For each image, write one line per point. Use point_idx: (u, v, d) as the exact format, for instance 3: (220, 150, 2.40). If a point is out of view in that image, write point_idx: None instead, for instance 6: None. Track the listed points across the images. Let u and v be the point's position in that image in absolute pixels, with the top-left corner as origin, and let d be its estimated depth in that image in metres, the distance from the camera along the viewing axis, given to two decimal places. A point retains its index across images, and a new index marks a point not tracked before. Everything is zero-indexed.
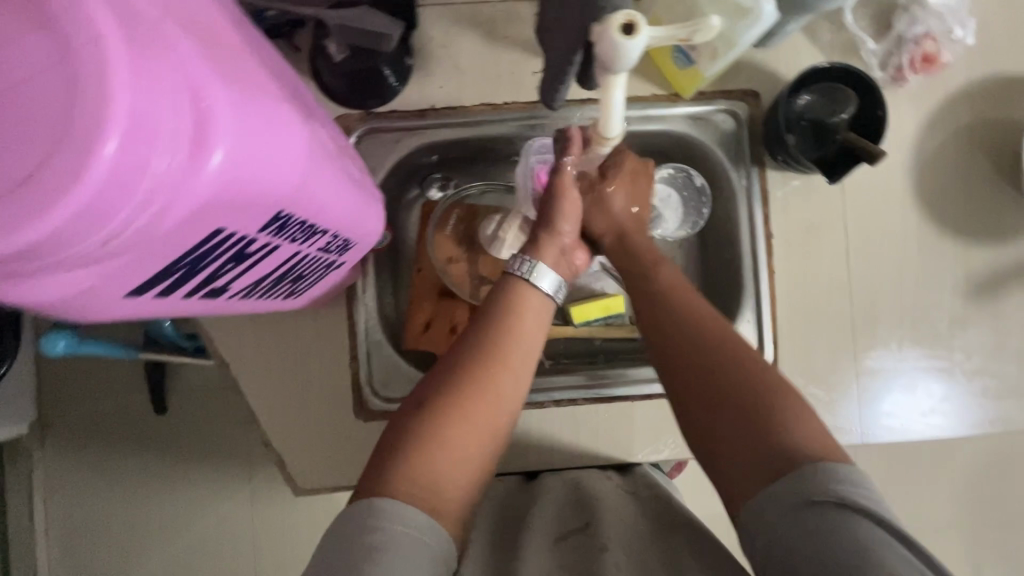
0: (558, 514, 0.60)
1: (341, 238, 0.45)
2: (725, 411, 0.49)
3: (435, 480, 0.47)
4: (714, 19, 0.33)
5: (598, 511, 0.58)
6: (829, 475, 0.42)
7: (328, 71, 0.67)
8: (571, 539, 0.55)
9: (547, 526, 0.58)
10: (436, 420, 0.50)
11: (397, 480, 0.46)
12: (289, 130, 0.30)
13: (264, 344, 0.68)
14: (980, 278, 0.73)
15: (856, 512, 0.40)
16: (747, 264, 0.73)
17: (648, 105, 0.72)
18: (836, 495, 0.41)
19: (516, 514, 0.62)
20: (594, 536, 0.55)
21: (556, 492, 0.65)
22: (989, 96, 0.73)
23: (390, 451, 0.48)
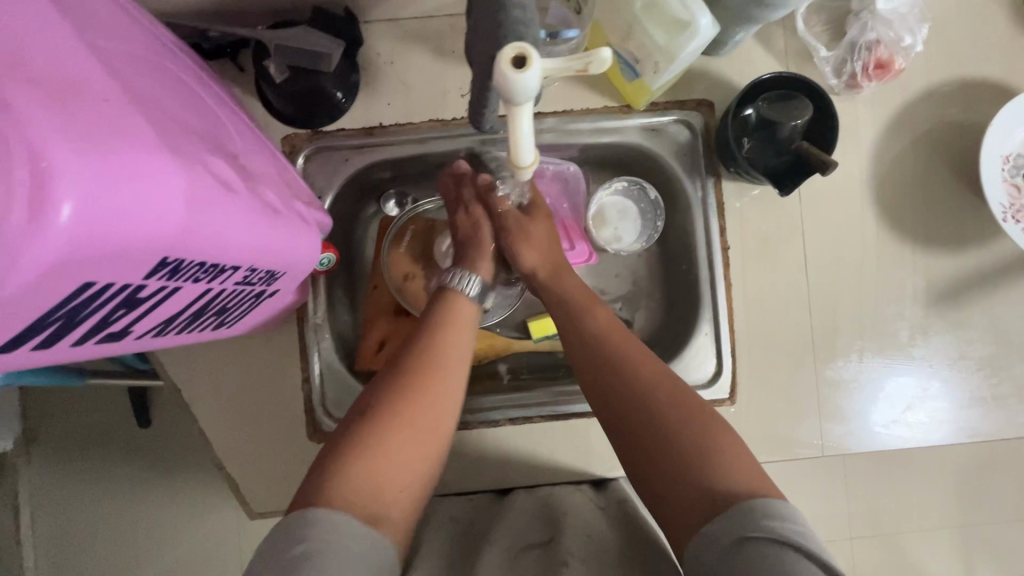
0: (520, 528, 0.58)
1: (261, 270, 0.44)
2: (657, 444, 0.48)
3: (375, 492, 0.46)
4: (607, 50, 0.32)
5: (561, 526, 0.56)
6: (757, 507, 0.41)
7: (273, 94, 0.66)
8: (530, 553, 0.53)
9: (509, 540, 0.56)
10: (374, 432, 0.48)
11: (335, 490, 0.44)
12: (165, 177, 0.29)
13: (215, 368, 0.67)
14: (942, 285, 0.72)
15: (792, 546, 0.39)
16: (705, 276, 0.72)
17: (600, 117, 0.71)
18: (765, 530, 0.40)
19: (474, 532, 0.60)
20: (557, 548, 0.53)
21: (517, 510, 0.62)
22: (946, 101, 0.72)
23: (328, 462, 0.47)
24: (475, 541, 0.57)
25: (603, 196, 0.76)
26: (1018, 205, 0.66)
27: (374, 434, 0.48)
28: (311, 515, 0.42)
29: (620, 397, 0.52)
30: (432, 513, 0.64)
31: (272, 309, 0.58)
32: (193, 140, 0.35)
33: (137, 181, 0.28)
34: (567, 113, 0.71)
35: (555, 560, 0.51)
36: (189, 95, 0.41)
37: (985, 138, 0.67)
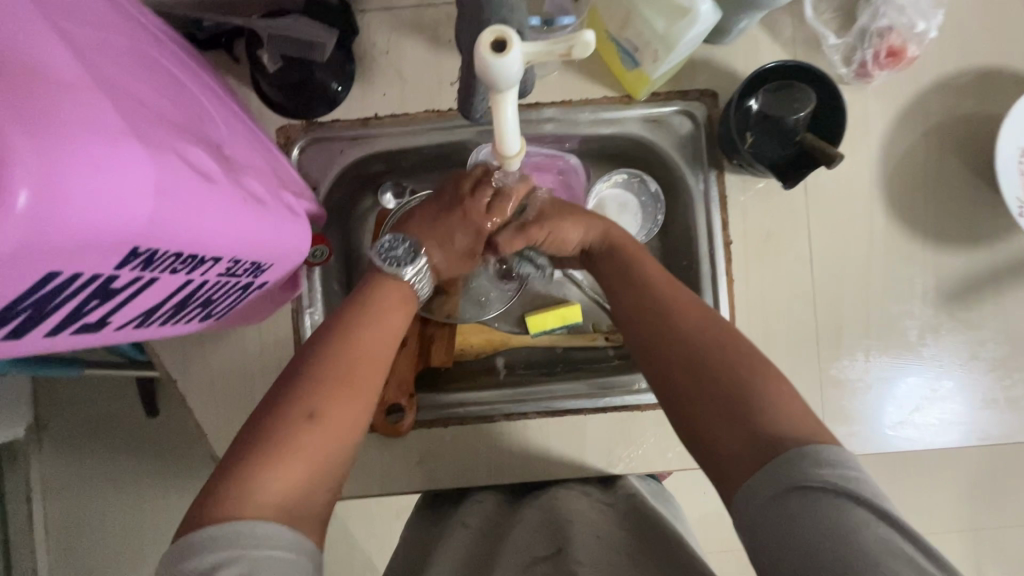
0: (530, 539, 0.56)
1: (246, 262, 0.44)
2: (711, 391, 0.47)
3: (289, 490, 0.43)
4: (590, 32, 0.31)
5: (569, 534, 0.54)
6: (811, 450, 0.41)
7: (268, 84, 0.65)
8: (539, 567, 0.51)
9: (519, 549, 0.54)
10: (291, 425, 0.45)
11: (249, 494, 0.41)
12: (135, 165, 0.29)
13: (210, 360, 0.67)
14: (953, 283, 0.69)
15: (848, 496, 0.38)
16: (706, 271, 0.70)
17: (600, 108, 0.69)
18: (818, 480, 0.39)
19: (489, 547, 0.58)
20: (562, 558, 0.51)
21: (532, 519, 0.61)
22: (962, 90, 0.69)
23: (232, 460, 0.43)
24: (490, 552, 0.56)
25: (603, 189, 0.75)
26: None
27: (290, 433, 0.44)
28: (213, 526, 0.38)
29: (679, 340, 0.51)
30: (461, 518, 0.65)
31: (263, 300, 0.58)
32: (170, 128, 0.35)
33: (104, 169, 0.27)
34: (565, 103, 0.69)
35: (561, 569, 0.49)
36: (171, 83, 0.41)
37: (1002, 130, 0.64)
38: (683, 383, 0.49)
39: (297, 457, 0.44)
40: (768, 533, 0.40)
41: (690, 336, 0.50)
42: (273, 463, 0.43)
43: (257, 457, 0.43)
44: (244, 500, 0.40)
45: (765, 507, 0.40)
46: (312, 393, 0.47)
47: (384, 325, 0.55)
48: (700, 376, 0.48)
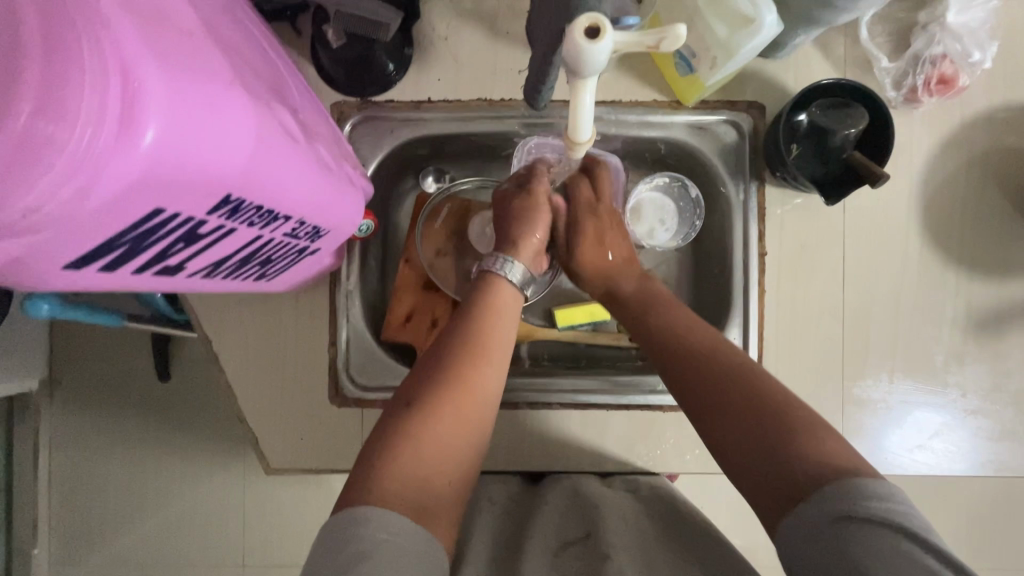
0: (560, 521, 0.60)
1: (309, 225, 0.45)
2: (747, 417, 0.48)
3: (426, 478, 0.47)
4: (680, 26, 0.36)
5: (598, 517, 0.59)
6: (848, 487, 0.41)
7: (327, 58, 0.67)
8: (571, 549, 0.56)
9: (547, 535, 0.58)
10: (423, 414, 0.49)
11: (387, 483, 0.45)
12: (239, 115, 0.30)
13: (247, 324, 0.69)
14: (982, 313, 0.70)
15: (892, 529, 0.38)
16: (738, 280, 0.71)
17: (649, 111, 0.70)
18: (868, 509, 0.39)
19: (519, 520, 0.62)
20: (596, 543, 0.56)
21: (561, 493, 0.65)
22: (1005, 124, 0.70)
23: (367, 460, 0.47)
24: (522, 527, 0.60)
25: (643, 191, 0.76)
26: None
27: (419, 429, 0.49)
28: (359, 507, 0.43)
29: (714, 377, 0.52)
30: (482, 490, 0.68)
31: (315, 268, 0.60)
32: (263, 87, 0.36)
33: (214, 116, 0.29)
34: (615, 104, 0.70)
35: (597, 555, 0.53)
36: (256, 42, 0.43)
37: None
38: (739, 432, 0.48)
39: (429, 450, 0.48)
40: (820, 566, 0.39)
41: (725, 379, 0.51)
42: (401, 451, 0.47)
43: (385, 452, 0.47)
44: (379, 494, 0.44)
45: (814, 536, 0.40)
46: (428, 389, 0.51)
47: (503, 328, 0.59)
48: (761, 422, 0.47)
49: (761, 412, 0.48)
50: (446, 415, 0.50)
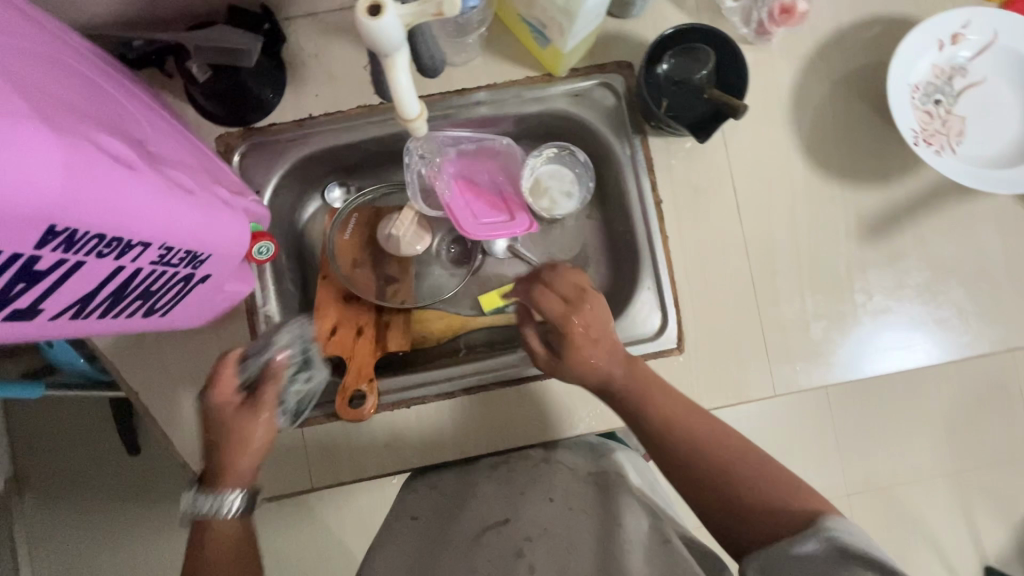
0: (485, 508, 0.63)
1: (178, 250, 0.46)
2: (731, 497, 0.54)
3: None
4: None
5: (519, 506, 0.61)
6: (804, 533, 0.47)
7: (199, 93, 0.67)
8: (489, 534, 0.59)
9: (474, 525, 0.61)
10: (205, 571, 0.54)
11: None
12: (45, 145, 0.31)
13: (171, 370, 0.68)
14: (872, 219, 0.74)
15: (845, 549, 0.44)
16: (641, 232, 0.74)
17: (523, 88, 0.73)
18: (833, 541, 0.45)
19: (443, 519, 0.65)
20: (514, 527, 0.59)
21: (486, 481, 0.67)
22: (857, 39, 0.74)
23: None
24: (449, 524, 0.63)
25: (537, 165, 0.78)
26: (929, 128, 0.67)
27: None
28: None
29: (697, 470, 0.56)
30: (400, 508, 0.70)
31: (217, 299, 0.61)
32: (81, 120, 0.37)
33: (12, 149, 0.29)
34: (492, 87, 0.73)
35: (512, 551, 0.56)
36: (88, 82, 0.43)
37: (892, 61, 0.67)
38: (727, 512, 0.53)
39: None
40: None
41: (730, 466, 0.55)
42: None
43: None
44: None
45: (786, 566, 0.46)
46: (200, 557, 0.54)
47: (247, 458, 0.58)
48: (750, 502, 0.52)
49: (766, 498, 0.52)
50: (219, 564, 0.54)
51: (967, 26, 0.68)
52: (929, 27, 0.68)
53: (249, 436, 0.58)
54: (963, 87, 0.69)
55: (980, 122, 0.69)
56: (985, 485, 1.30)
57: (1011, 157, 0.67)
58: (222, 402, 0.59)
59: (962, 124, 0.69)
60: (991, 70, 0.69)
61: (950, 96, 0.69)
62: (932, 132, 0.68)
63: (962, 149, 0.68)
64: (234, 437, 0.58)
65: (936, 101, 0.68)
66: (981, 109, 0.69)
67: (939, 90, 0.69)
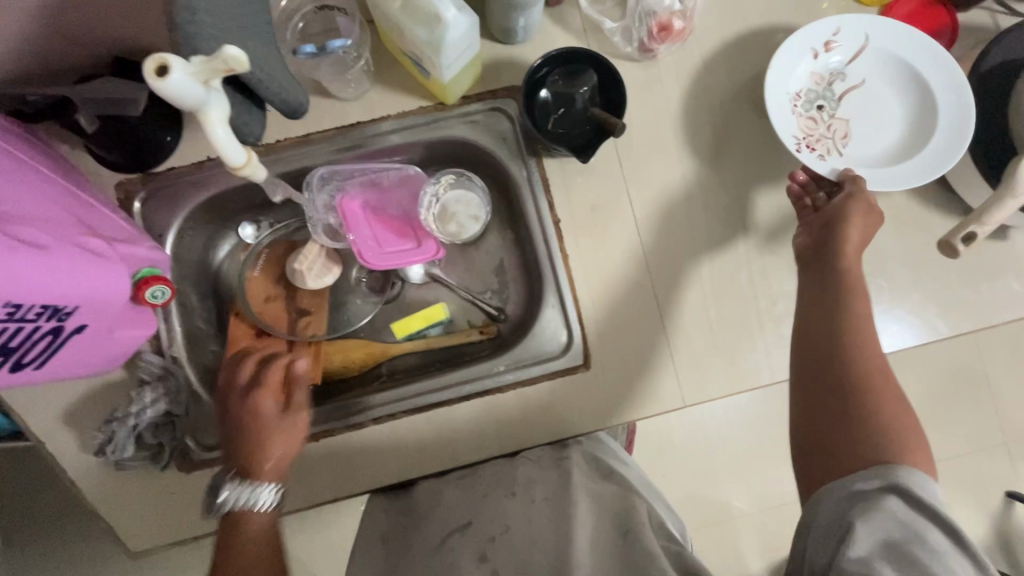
0: (446, 512, 0.67)
1: (31, 305, 0.47)
2: (824, 441, 0.53)
3: None
4: (236, 49, 0.40)
5: (481, 507, 0.65)
6: (865, 472, 0.49)
7: (92, 144, 0.69)
8: (452, 539, 0.63)
9: (438, 529, 0.65)
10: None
11: None
12: None
13: (78, 419, 0.68)
14: (771, 223, 0.75)
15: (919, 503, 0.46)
16: (542, 252, 0.74)
17: (415, 119, 0.74)
18: (907, 493, 0.47)
19: (407, 530, 0.68)
20: (477, 529, 0.63)
21: (452, 488, 0.70)
22: (742, 49, 0.76)
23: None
24: (410, 536, 0.67)
25: (440, 193, 0.79)
26: (813, 134, 0.70)
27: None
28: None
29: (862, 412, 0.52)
30: (365, 525, 0.72)
31: (108, 346, 0.61)
32: None
33: None
34: (385, 119, 0.74)
35: (477, 551, 0.61)
36: None
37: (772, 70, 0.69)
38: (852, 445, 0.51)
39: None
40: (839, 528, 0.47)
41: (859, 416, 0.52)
42: None
43: None
44: None
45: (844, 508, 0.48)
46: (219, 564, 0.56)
47: (281, 450, 0.64)
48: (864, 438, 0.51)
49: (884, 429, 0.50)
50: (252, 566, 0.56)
51: (837, 31, 0.70)
52: (804, 34, 0.70)
53: (274, 440, 0.64)
54: (842, 91, 0.72)
55: (863, 124, 0.71)
56: None
57: (896, 155, 0.69)
58: (258, 399, 0.66)
59: (846, 126, 0.71)
60: (871, 71, 0.71)
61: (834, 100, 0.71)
62: (817, 138, 0.70)
63: (850, 152, 0.70)
64: (272, 432, 0.65)
65: (818, 106, 0.71)
66: (862, 110, 0.71)
67: (819, 95, 0.71)
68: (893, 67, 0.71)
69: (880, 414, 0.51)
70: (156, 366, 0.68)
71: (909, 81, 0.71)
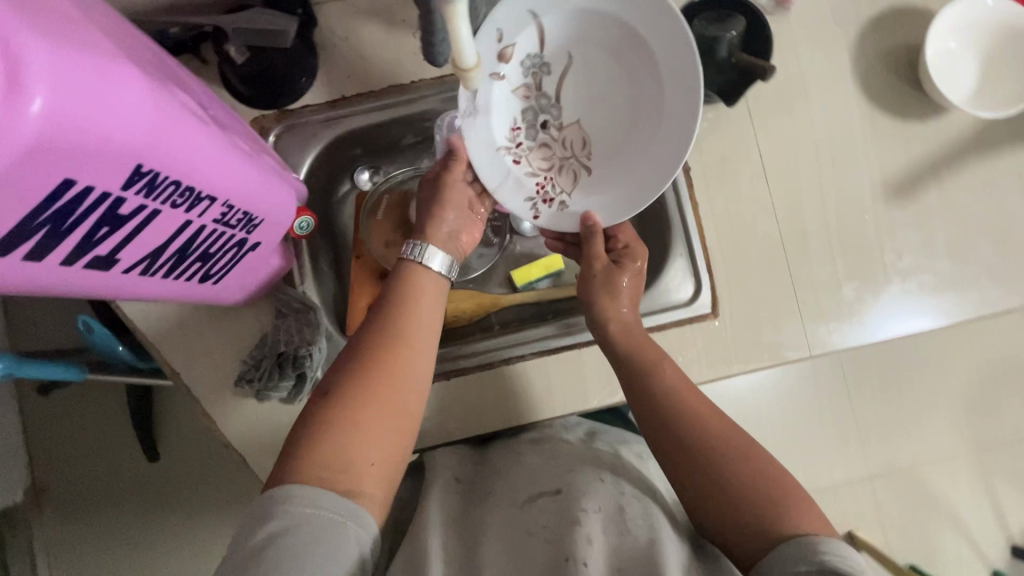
0: (534, 474, 0.59)
1: (238, 210, 0.47)
2: (728, 492, 0.52)
3: (350, 462, 0.49)
4: None
5: (573, 478, 0.56)
6: (800, 543, 0.46)
7: (233, 75, 0.68)
8: (541, 502, 0.54)
9: (514, 493, 0.57)
10: (334, 406, 0.51)
11: (305, 466, 0.48)
12: (134, 87, 0.32)
13: (213, 349, 0.68)
14: (897, 178, 0.75)
15: None
16: (672, 198, 0.76)
17: None
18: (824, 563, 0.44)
19: (480, 483, 0.61)
20: (569, 500, 0.54)
21: (531, 451, 0.63)
22: (873, 6, 0.76)
23: (322, 401, 0.52)
24: (488, 485, 0.60)
25: None
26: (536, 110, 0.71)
27: (339, 413, 0.51)
28: (290, 487, 0.46)
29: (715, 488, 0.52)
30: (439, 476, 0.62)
31: (263, 270, 0.62)
32: (159, 73, 0.38)
33: (110, 86, 0.31)
34: None
35: (569, 517, 0.51)
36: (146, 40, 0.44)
37: (517, 88, 0.70)
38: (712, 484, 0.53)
39: (349, 428, 0.50)
40: None
41: (738, 479, 0.52)
42: (318, 439, 0.49)
43: (318, 424, 0.50)
44: (312, 457, 0.48)
45: None
46: (349, 377, 0.53)
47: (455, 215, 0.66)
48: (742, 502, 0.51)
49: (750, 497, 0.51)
50: (372, 393, 0.52)
51: (509, 44, 0.67)
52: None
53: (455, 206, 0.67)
54: (559, 94, 0.71)
55: (614, 121, 0.71)
56: (1007, 462, 1.30)
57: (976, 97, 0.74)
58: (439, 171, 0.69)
59: (580, 131, 0.72)
60: (587, 66, 0.70)
61: (959, 49, 0.74)
62: (561, 155, 0.72)
63: (601, 156, 0.72)
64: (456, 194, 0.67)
65: (542, 124, 0.72)
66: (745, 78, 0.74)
67: (537, 113, 0.71)
68: (585, 61, 0.70)
69: (772, 478, 0.52)
70: (295, 300, 0.68)
71: (633, 67, 0.69)
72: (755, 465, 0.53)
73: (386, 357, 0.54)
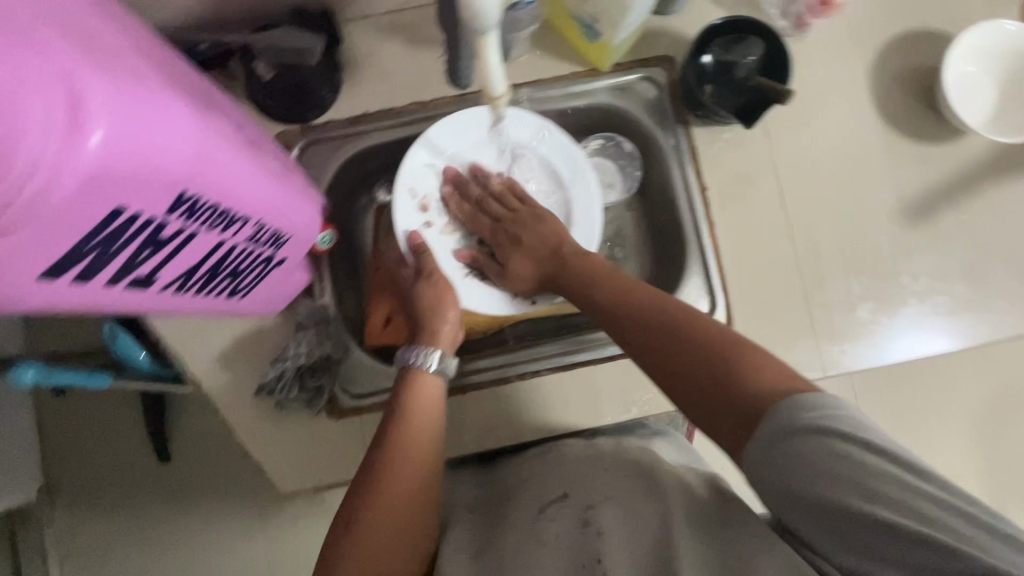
0: (539, 484, 0.58)
1: (269, 229, 0.48)
2: (707, 384, 0.48)
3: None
4: None
5: (579, 477, 0.56)
6: (787, 408, 0.42)
7: (259, 90, 0.70)
8: (550, 511, 0.54)
9: (527, 503, 0.56)
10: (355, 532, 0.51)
11: None
12: (179, 117, 0.33)
13: (234, 359, 0.69)
14: (912, 201, 0.75)
15: (829, 435, 0.40)
16: (687, 219, 0.76)
17: (569, 83, 0.75)
18: (809, 423, 0.41)
19: (495, 509, 0.60)
20: (577, 502, 0.54)
21: (536, 462, 0.63)
22: (891, 29, 0.77)
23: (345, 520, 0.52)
24: (501, 509, 0.58)
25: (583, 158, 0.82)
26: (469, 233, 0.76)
27: (359, 540, 0.51)
28: None
29: (692, 385, 0.49)
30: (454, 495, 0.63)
31: (289, 284, 0.63)
32: (199, 99, 0.40)
33: (159, 118, 0.32)
34: (536, 82, 0.75)
35: (581, 520, 0.51)
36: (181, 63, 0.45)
37: (446, 228, 0.75)
38: (690, 377, 0.49)
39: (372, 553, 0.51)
40: (780, 480, 0.42)
41: (699, 362, 0.49)
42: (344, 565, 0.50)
43: (340, 549, 0.51)
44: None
45: (786, 453, 0.42)
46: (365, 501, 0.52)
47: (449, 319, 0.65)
48: (714, 376, 0.47)
49: (718, 372, 0.47)
50: (387, 512, 0.52)
51: (424, 195, 0.73)
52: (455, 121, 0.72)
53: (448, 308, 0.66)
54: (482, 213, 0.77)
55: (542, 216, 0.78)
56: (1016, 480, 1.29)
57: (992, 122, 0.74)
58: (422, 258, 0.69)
59: None
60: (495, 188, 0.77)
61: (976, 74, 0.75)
62: None
63: None
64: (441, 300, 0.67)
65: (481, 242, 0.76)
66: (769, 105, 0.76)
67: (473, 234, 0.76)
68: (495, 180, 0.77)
69: (734, 345, 0.48)
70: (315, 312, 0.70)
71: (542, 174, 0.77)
72: (719, 336, 0.50)
73: (396, 460, 0.55)
